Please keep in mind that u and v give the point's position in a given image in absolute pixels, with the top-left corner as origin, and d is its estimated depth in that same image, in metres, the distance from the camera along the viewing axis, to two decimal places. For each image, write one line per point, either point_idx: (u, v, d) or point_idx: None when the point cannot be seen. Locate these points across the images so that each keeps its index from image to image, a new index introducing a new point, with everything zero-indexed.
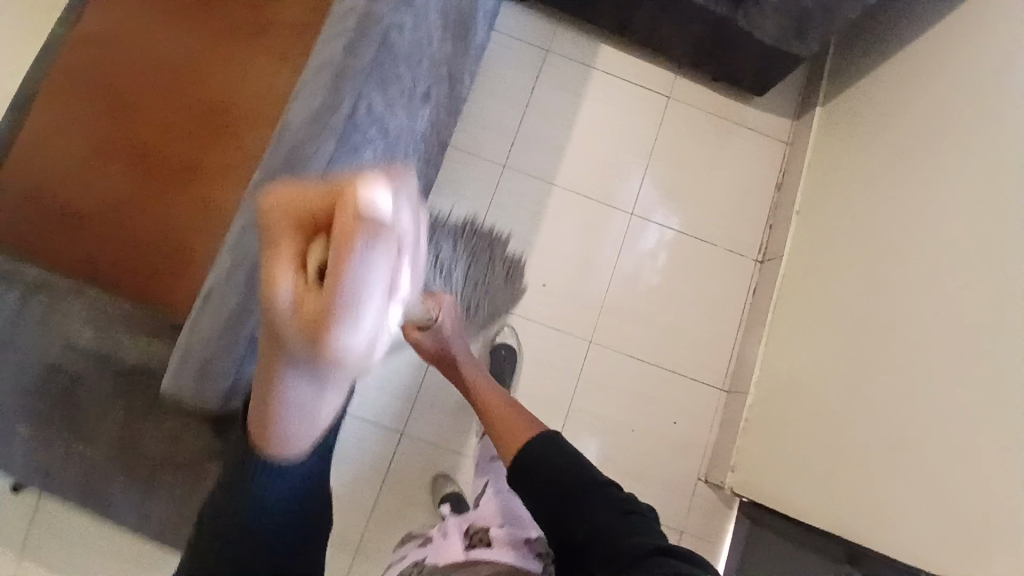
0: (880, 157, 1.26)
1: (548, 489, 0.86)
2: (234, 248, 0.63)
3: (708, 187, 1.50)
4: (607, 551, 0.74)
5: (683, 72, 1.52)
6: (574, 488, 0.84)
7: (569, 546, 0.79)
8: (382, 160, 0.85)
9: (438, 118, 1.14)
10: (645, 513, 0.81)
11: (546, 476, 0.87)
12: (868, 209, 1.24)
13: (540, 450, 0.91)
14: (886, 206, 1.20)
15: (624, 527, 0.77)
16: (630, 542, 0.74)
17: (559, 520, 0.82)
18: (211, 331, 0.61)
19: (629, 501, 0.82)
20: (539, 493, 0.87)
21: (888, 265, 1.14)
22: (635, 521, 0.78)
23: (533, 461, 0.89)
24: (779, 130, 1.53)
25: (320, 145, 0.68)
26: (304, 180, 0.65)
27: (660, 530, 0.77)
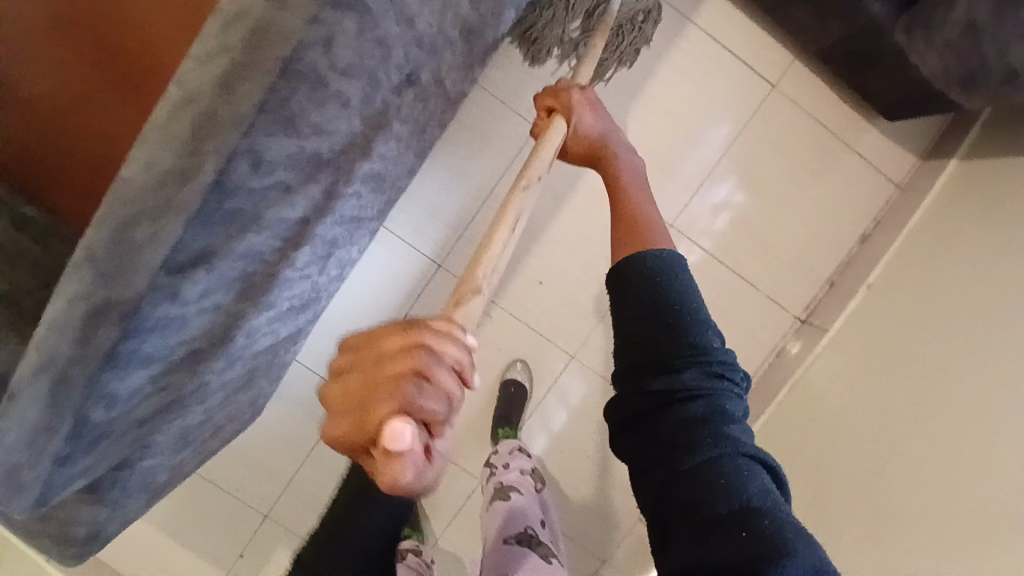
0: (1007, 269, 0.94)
1: (639, 324, 0.60)
2: (41, 345, 0.50)
3: (776, 215, 1.19)
4: (674, 448, 0.54)
5: (803, 58, 1.14)
6: (674, 352, 0.57)
7: (638, 374, 0.58)
8: (308, 187, 0.64)
9: (439, 83, 0.87)
10: (739, 384, 0.59)
11: (635, 292, 0.61)
12: (960, 333, 0.96)
13: (653, 262, 0.62)
14: (976, 343, 0.93)
15: (704, 412, 0.55)
16: (708, 451, 0.53)
17: (632, 359, 0.59)
18: (16, 438, 0.52)
19: (726, 361, 0.58)
20: (628, 316, 0.61)
21: (946, 424, 0.92)
22: (735, 434, 0.54)
23: (641, 269, 0.62)
24: (898, 165, 1.17)
25: (161, 228, 0.47)
26: (129, 280, 0.48)
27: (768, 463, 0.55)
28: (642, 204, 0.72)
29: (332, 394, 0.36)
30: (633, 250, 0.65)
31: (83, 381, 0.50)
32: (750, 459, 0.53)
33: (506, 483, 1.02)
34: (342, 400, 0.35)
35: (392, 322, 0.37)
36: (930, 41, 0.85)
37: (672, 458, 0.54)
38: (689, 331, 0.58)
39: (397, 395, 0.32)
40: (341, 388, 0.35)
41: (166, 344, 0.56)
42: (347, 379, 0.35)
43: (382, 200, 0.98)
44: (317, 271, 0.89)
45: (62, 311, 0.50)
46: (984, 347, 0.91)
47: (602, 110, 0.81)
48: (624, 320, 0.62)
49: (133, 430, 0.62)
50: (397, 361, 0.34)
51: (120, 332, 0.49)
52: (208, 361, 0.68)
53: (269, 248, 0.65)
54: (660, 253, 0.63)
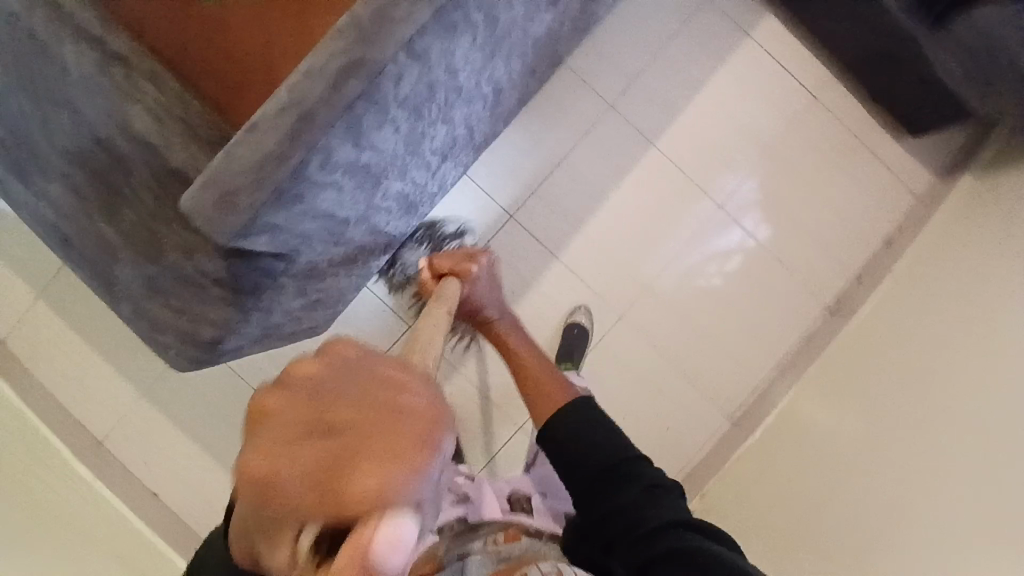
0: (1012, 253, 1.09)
1: (596, 456, 0.79)
2: (291, 87, 0.59)
3: (812, 211, 1.35)
4: (634, 528, 0.74)
5: (841, 80, 1.34)
6: (611, 480, 0.78)
7: (589, 490, 0.78)
8: (478, 52, 0.78)
9: (560, 27, 1.03)
10: (669, 481, 0.81)
11: (560, 453, 0.82)
12: (966, 306, 1.11)
13: (571, 425, 0.83)
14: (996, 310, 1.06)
15: (649, 507, 0.75)
16: (662, 534, 0.72)
17: (584, 499, 0.79)
18: (244, 167, 0.58)
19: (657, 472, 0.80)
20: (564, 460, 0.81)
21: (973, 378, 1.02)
22: (673, 515, 0.75)
23: (562, 435, 0.82)
24: (917, 178, 1.35)
25: (417, 9, 0.60)
26: (384, 43, 0.59)
27: (701, 527, 0.74)
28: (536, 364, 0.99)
29: (260, 461, 0.30)
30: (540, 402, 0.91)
31: (322, 121, 0.59)
32: (688, 529, 0.74)
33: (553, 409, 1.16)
34: (299, 459, 0.30)
35: (374, 379, 0.32)
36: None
37: (633, 543, 0.73)
38: (620, 462, 0.79)
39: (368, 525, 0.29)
40: (278, 492, 0.30)
41: (368, 131, 0.66)
42: (304, 427, 0.31)
43: (486, 130, 1.11)
44: (433, 168, 1.00)
45: (317, 61, 0.59)
46: (994, 310, 1.06)
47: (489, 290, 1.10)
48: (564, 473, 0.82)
49: (307, 221, 0.70)
50: (383, 472, 0.29)
51: (363, 89, 0.60)
52: (363, 187, 0.77)
53: (438, 94, 0.77)
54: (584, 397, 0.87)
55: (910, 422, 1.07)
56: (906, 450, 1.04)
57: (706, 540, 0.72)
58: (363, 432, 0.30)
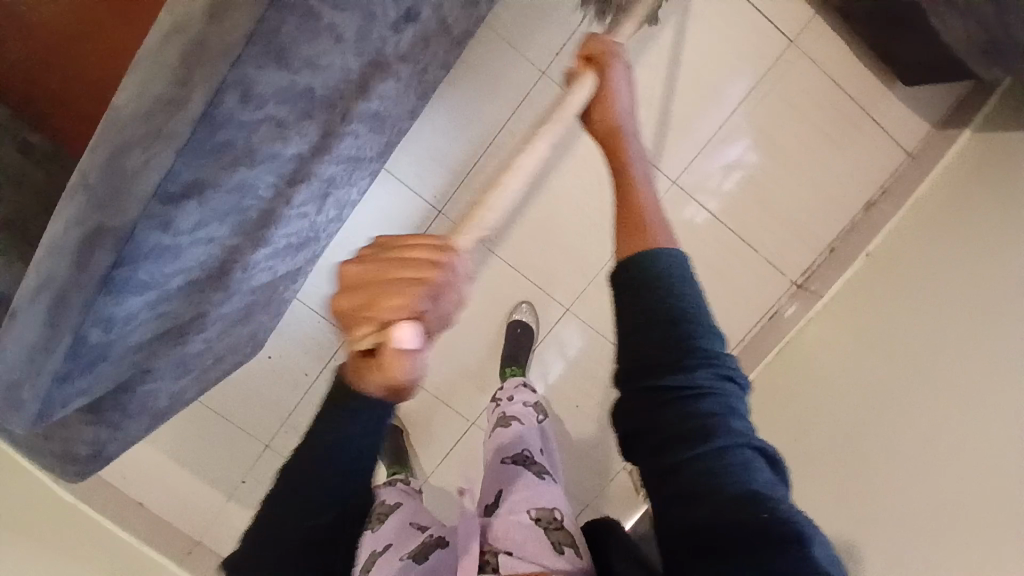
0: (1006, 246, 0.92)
1: (646, 339, 0.50)
2: (41, 266, 0.52)
3: (781, 178, 1.18)
4: (677, 439, 0.48)
5: (822, 15, 1.09)
6: (680, 343, 0.49)
7: (635, 366, 0.51)
8: (302, 124, 0.65)
9: (440, 22, 0.84)
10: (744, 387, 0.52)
11: (618, 295, 0.53)
12: (946, 305, 0.97)
13: (656, 262, 0.52)
14: (971, 319, 0.92)
15: (714, 411, 0.48)
16: (724, 450, 0.47)
17: (635, 349, 0.51)
18: (17, 355, 0.54)
19: (733, 358, 0.52)
20: (628, 317, 0.52)
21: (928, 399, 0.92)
22: (743, 433, 0.48)
23: (634, 271, 0.52)
24: (909, 133, 1.15)
25: (155, 153, 0.48)
26: (125, 207, 0.49)
27: (771, 456, 0.49)
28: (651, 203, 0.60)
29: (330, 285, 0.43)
30: (633, 245, 0.55)
31: (80, 303, 0.52)
32: (757, 452, 0.48)
33: (509, 413, 1.03)
34: (351, 294, 0.41)
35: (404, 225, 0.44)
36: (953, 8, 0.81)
37: (671, 449, 0.48)
38: (687, 326, 0.50)
39: (405, 307, 0.39)
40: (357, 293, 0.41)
41: (161, 273, 0.58)
42: (363, 269, 0.41)
43: (381, 141, 0.98)
44: (315, 210, 0.90)
45: (59, 235, 0.51)
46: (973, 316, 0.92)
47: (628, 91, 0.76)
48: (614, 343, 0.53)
49: (135, 353, 0.65)
50: (418, 270, 0.40)
51: (119, 257, 0.51)
52: (203, 289, 0.71)
53: (262, 183, 0.66)
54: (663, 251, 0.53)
55: (864, 436, 0.98)
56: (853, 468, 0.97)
57: (769, 475, 0.48)
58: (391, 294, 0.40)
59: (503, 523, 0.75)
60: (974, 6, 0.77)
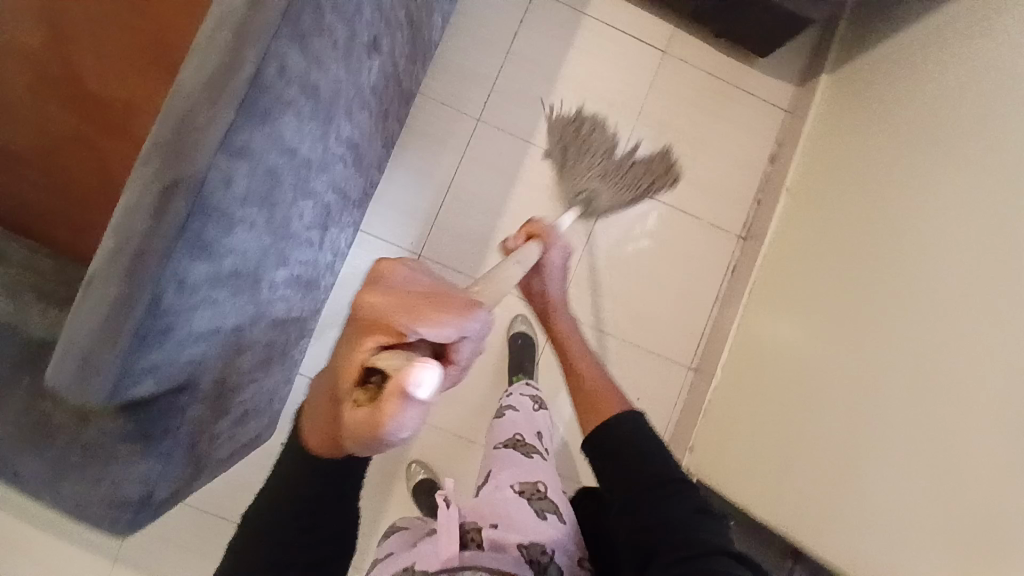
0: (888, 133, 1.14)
1: (643, 462, 0.78)
2: (118, 228, 0.57)
3: (695, 155, 1.39)
4: (673, 532, 0.68)
5: (682, 28, 1.39)
6: (654, 485, 0.75)
7: (628, 494, 0.76)
8: (311, 125, 0.77)
9: (394, 66, 1.03)
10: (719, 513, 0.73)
11: (606, 455, 0.82)
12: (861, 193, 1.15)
13: (629, 426, 0.82)
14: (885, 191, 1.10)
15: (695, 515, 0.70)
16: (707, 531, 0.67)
17: (627, 490, 0.76)
18: (93, 324, 0.57)
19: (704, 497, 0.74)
20: (609, 460, 0.81)
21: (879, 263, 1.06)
22: (714, 532, 0.68)
23: (614, 439, 0.82)
24: (781, 94, 1.42)
25: (217, 111, 0.59)
26: (194, 156, 0.58)
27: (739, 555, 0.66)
28: (600, 382, 0.95)
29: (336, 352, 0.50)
30: (598, 419, 0.87)
31: (159, 253, 0.57)
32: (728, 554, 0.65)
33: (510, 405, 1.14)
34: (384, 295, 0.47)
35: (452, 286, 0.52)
36: None
37: (670, 526, 0.68)
38: (657, 478, 0.76)
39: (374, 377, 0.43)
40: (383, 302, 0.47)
41: (218, 239, 0.64)
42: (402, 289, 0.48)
43: (361, 185, 1.11)
44: (317, 242, 0.99)
45: (135, 195, 0.57)
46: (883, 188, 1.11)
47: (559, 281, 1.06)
48: (616, 474, 0.79)
49: (190, 346, 0.69)
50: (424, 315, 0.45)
51: (190, 208, 0.58)
52: (241, 290, 0.76)
53: (285, 177, 0.75)
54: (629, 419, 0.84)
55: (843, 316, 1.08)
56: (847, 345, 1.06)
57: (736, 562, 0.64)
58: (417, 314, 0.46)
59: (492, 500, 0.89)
60: None
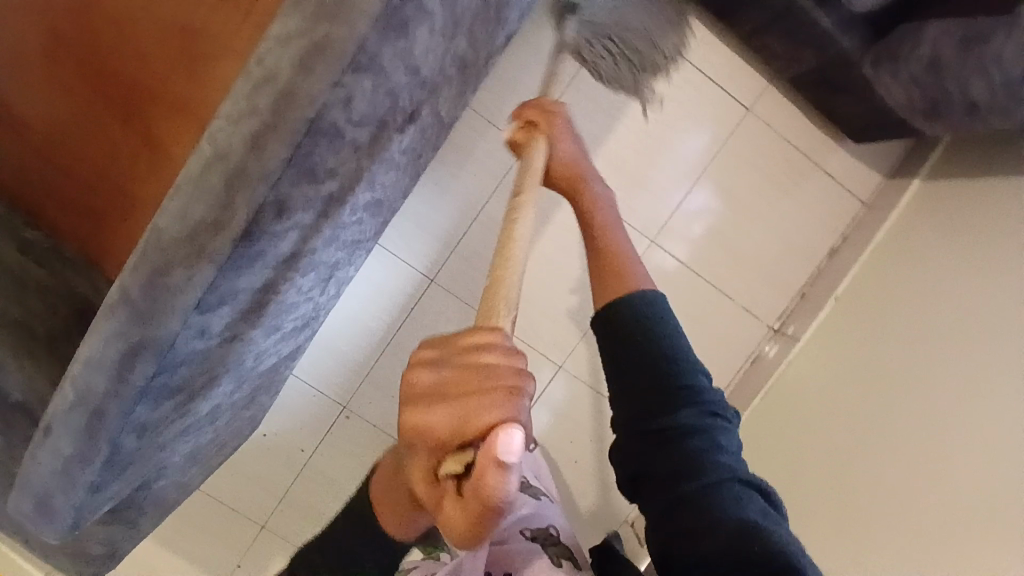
0: (998, 276, 0.98)
1: (636, 370, 0.69)
2: (78, 381, 0.53)
3: (749, 231, 1.26)
4: (667, 473, 0.65)
5: (775, 82, 1.20)
6: (653, 378, 0.68)
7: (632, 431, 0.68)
8: (320, 228, 0.70)
9: (435, 113, 0.91)
10: (726, 418, 0.69)
11: (626, 328, 0.70)
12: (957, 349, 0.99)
13: (646, 305, 0.71)
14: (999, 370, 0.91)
15: (701, 445, 0.65)
16: (710, 478, 0.63)
17: (629, 410, 0.69)
18: (48, 470, 0.55)
19: (717, 399, 0.69)
20: (618, 360, 0.70)
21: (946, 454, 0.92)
22: (723, 462, 0.65)
23: (628, 316, 0.70)
24: (864, 185, 1.25)
25: (195, 272, 0.51)
26: (164, 320, 0.52)
27: (756, 484, 0.66)
28: (621, 247, 0.79)
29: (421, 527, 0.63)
30: (615, 292, 0.74)
31: (118, 414, 0.53)
32: (743, 483, 0.65)
33: None
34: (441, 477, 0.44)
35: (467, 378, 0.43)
36: (898, 74, 0.92)
37: (672, 484, 0.64)
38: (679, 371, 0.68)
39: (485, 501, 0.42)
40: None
41: (191, 375, 0.60)
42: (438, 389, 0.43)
43: (379, 222, 1.02)
44: (318, 292, 0.92)
45: (100, 348, 0.52)
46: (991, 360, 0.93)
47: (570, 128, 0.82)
48: (623, 371, 0.70)
49: (156, 454, 0.67)
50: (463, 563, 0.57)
51: (154, 368, 0.54)
52: (221, 385, 0.72)
53: (281, 279, 0.69)
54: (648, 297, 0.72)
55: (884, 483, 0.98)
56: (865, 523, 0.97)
57: (755, 497, 0.64)
58: (490, 397, 0.40)
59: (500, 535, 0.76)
60: (913, 74, 0.89)
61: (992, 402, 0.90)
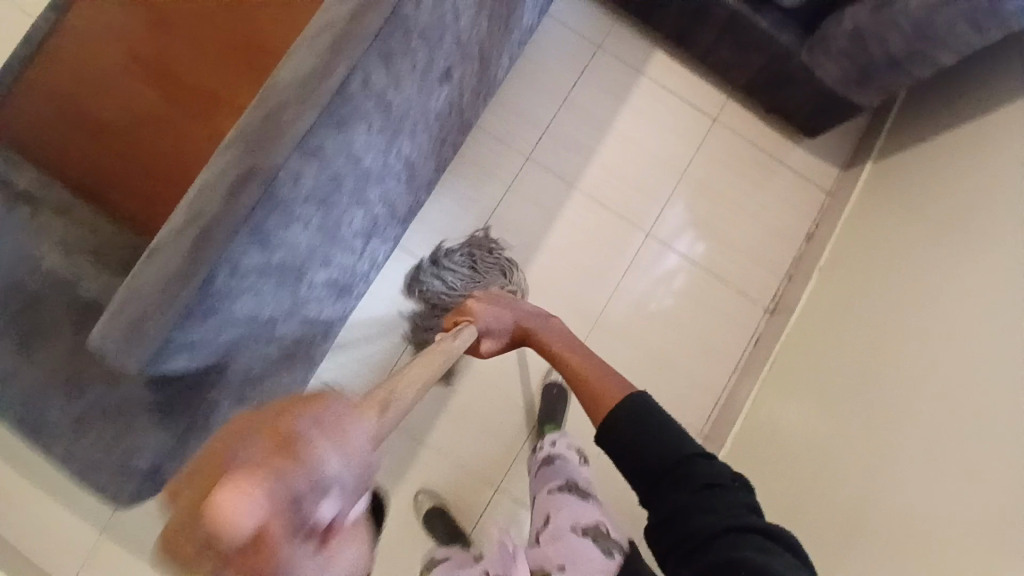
0: (955, 216, 1.13)
1: (637, 449, 0.72)
2: (190, 206, 0.60)
3: (733, 221, 1.41)
4: (686, 527, 0.65)
5: (734, 96, 1.43)
6: (655, 455, 0.71)
7: (651, 516, 0.69)
8: (379, 141, 0.82)
9: (460, 95, 1.07)
10: (735, 481, 0.68)
11: (623, 443, 0.73)
12: (934, 280, 1.10)
13: (636, 410, 0.75)
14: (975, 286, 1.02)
15: (711, 507, 0.65)
16: (715, 530, 0.63)
17: (643, 486, 0.71)
18: (149, 292, 0.59)
19: (720, 467, 0.69)
20: (624, 458, 0.73)
21: (939, 357, 1.00)
22: (733, 518, 0.64)
23: (623, 417, 0.74)
24: (825, 176, 1.44)
25: (304, 114, 0.62)
26: (275, 150, 0.61)
27: (772, 534, 0.63)
28: (584, 362, 0.89)
29: None
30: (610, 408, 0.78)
31: (223, 234, 0.60)
32: (757, 532, 0.63)
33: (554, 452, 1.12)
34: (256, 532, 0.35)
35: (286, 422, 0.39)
36: (829, 52, 1.12)
37: (688, 543, 0.64)
38: (677, 457, 0.70)
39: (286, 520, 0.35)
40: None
41: (278, 233, 0.67)
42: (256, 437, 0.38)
43: (409, 201, 1.14)
44: (360, 247, 1.01)
45: (215, 173, 0.59)
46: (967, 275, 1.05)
47: (497, 306, 1.02)
48: (626, 457, 0.73)
49: (227, 332, 0.70)
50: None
51: (260, 198, 0.61)
52: (286, 284, 0.78)
53: (348, 181, 0.79)
54: (636, 401, 0.76)
55: (896, 401, 1.03)
56: (888, 440, 1.01)
57: (774, 549, 0.62)
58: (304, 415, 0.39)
59: (559, 542, 0.87)
60: (842, 46, 1.09)
61: (970, 306, 1.01)
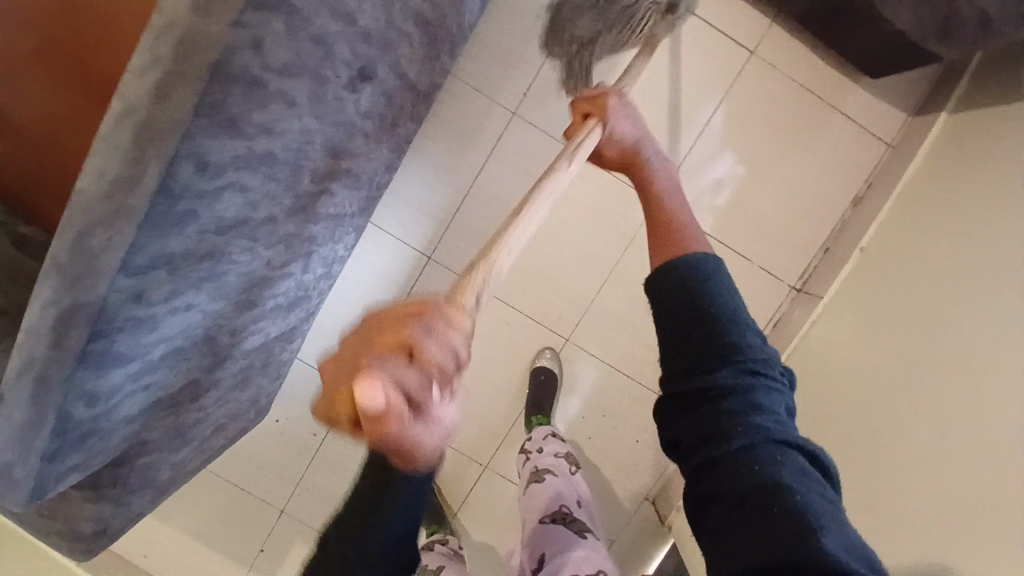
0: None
1: (678, 333, 0.63)
2: (22, 348, 0.55)
3: (762, 184, 1.17)
4: (709, 433, 0.58)
5: (780, 20, 1.11)
6: (705, 342, 0.61)
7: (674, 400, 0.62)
8: (274, 190, 0.69)
9: (404, 75, 0.88)
10: (775, 381, 0.61)
11: (669, 310, 0.64)
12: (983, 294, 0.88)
13: (687, 282, 0.64)
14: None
15: (735, 410, 0.57)
16: (741, 441, 0.56)
17: (673, 373, 0.63)
18: (7, 438, 0.58)
19: (761, 362, 0.60)
20: (667, 323, 0.64)
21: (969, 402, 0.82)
22: (764, 431, 0.57)
23: (680, 284, 0.64)
24: (886, 125, 1.15)
25: (115, 232, 0.51)
26: (93, 285, 0.52)
27: (806, 451, 0.57)
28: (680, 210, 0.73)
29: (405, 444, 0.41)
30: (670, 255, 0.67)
31: (59, 379, 0.55)
32: (783, 445, 0.57)
33: (541, 466, 1.06)
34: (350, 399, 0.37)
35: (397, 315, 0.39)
36: None
37: (705, 449, 0.58)
38: (731, 343, 0.60)
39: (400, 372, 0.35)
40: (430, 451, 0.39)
41: (140, 345, 0.61)
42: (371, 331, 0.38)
43: (363, 197, 1.02)
44: (301, 269, 0.92)
45: (38, 312, 0.54)
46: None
47: (635, 113, 0.79)
48: (668, 329, 0.64)
49: (121, 429, 0.68)
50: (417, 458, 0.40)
51: (89, 335, 0.54)
52: (190, 358, 0.73)
53: (237, 247, 0.68)
54: (705, 263, 0.65)
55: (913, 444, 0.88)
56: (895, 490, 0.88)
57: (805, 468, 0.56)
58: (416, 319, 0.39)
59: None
60: None
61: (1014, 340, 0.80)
